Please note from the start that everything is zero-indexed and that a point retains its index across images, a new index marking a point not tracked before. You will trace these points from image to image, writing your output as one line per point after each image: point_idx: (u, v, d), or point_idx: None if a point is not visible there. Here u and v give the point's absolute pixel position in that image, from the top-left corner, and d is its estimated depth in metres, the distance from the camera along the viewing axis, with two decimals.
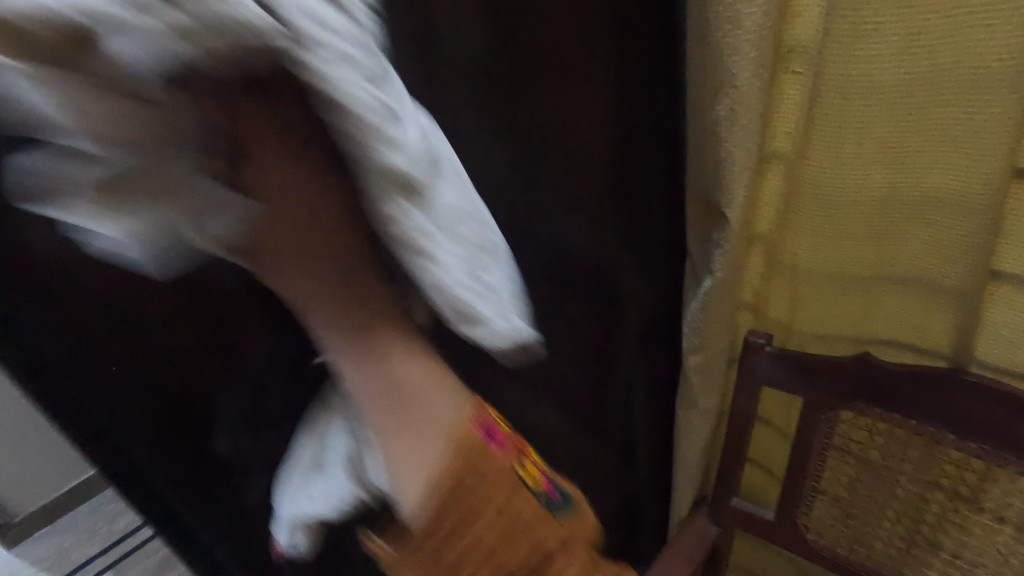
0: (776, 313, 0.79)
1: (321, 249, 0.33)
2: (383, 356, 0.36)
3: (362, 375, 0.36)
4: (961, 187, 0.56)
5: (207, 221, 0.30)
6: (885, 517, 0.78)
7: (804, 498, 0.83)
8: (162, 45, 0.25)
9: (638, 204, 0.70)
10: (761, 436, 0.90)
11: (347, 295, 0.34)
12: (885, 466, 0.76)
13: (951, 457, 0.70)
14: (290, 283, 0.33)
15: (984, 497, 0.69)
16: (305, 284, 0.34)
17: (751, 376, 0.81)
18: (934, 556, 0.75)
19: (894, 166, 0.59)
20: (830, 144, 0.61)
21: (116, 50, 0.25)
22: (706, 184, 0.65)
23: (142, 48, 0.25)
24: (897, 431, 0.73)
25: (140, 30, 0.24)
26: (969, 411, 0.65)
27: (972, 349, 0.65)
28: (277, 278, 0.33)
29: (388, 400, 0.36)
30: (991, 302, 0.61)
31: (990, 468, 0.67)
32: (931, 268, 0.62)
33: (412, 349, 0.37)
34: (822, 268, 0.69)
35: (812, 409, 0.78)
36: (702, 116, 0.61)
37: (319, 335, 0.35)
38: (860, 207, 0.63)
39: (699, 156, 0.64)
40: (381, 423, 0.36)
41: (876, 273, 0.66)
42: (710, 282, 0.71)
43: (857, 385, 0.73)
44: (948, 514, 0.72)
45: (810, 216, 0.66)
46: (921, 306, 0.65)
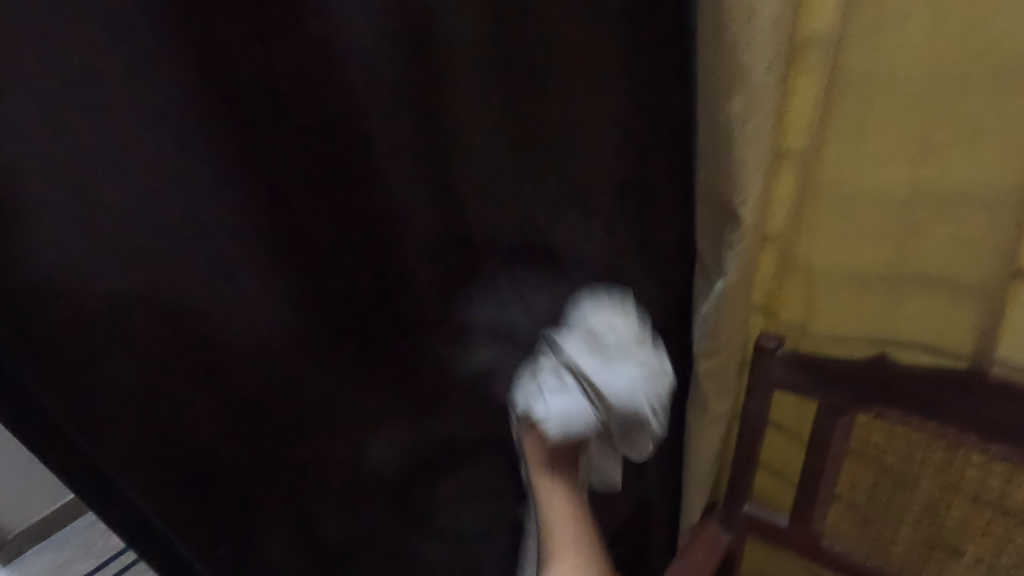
0: (789, 315, 0.76)
1: (563, 469, 0.63)
2: (563, 500, 0.62)
3: (556, 512, 0.61)
4: (985, 182, 0.53)
5: (572, 427, 0.60)
6: (903, 520, 0.76)
7: (820, 504, 0.81)
8: (582, 408, 0.60)
9: (647, 207, 0.68)
10: (773, 440, 0.88)
11: (571, 480, 0.63)
12: (902, 469, 0.74)
13: (972, 460, 0.68)
14: (550, 497, 0.62)
15: (1007, 500, 0.67)
16: (555, 499, 0.62)
17: (763, 380, 0.79)
18: (954, 560, 0.73)
19: (917, 161, 0.56)
20: (849, 137, 0.59)
21: (546, 413, 0.60)
22: (718, 184, 0.63)
23: (563, 411, 0.60)
24: (915, 435, 0.71)
25: (568, 405, 0.60)
26: (992, 414, 0.63)
27: (994, 350, 0.62)
28: (548, 500, 0.62)
29: (565, 529, 0.60)
30: (1013, 302, 0.57)
31: (1013, 471, 0.65)
32: (953, 267, 0.60)
33: (569, 494, 0.63)
34: (838, 267, 0.67)
35: (827, 413, 0.75)
36: (714, 114, 0.58)
37: (548, 488, 0.63)
38: (878, 204, 0.60)
39: (710, 155, 0.62)
40: (560, 547, 0.58)
41: (894, 273, 0.64)
42: (722, 285, 0.68)
43: (874, 388, 0.71)
44: (969, 517, 0.71)
45: (826, 214, 0.64)
46: (942, 305, 0.63)
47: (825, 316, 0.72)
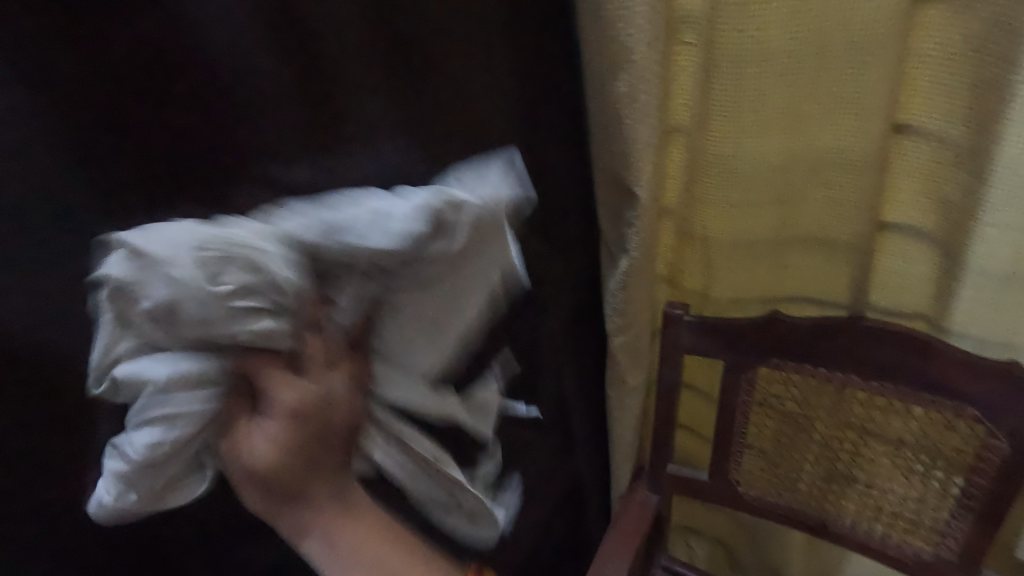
0: (692, 283, 0.80)
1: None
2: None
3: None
4: (849, 144, 0.58)
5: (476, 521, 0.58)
6: (805, 461, 0.83)
7: (734, 456, 0.87)
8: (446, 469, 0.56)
9: (549, 190, 0.67)
10: (688, 402, 0.92)
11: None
12: (802, 414, 0.80)
13: (859, 398, 0.75)
14: None
15: (889, 428, 0.75)
16: None
17: (673, 346, 0.82)
18: (851, 489, 0.81)
19: (790, 131, 0.60)
20: (729, 114, 0.60)
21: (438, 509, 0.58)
22: (613, 162, 0.64)
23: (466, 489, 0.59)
24: (811, 381, 0.77)
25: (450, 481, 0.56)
26: (873, 354, 0.70)
27: (867, 296, 0.69)
28: None
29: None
30: (882, 251, 0.65)
31: (892, 402, 0.73)
32: (829, 225, 0.64)
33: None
34: (728, 236, 0.70)
35: (735, 370, 0.80)
36: (602, 94, 0.59)
37: None
38: (761, 174, 0.63)
39: (604, 134, 0.62)
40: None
41: (780, 235, 0.68)
42: (627, 262, 0.70)
43: (773, 342, 0.76)
44: (859, 449, 0.78)
45: (715, 188, 0.66)
46: (823, 262, 0.68)
47: (724, 282, 0.76)
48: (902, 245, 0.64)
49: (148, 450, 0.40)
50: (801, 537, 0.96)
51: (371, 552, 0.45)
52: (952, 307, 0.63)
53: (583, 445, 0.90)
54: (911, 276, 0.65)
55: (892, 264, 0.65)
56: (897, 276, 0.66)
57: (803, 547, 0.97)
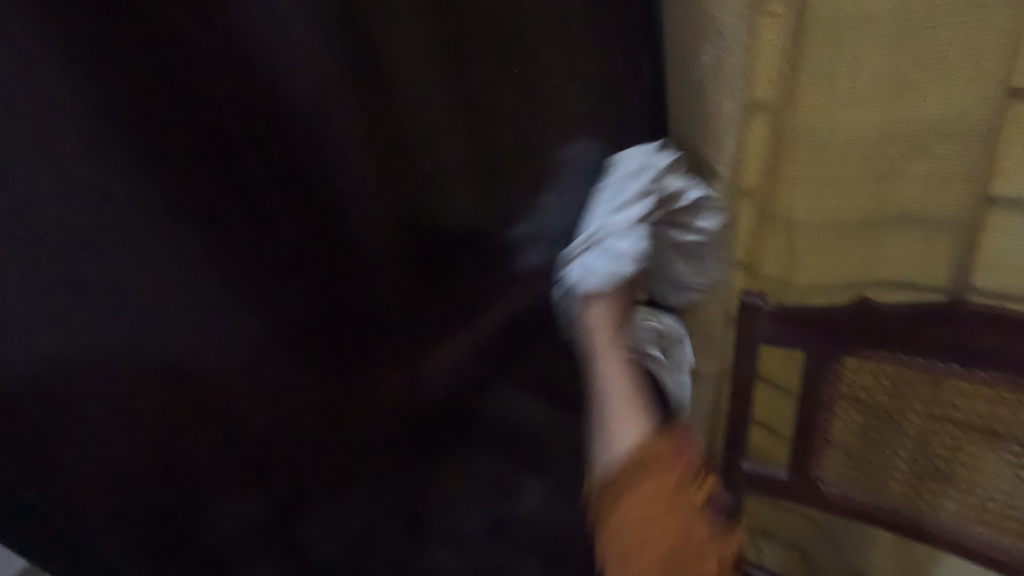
0: (771, 270, 0.76)
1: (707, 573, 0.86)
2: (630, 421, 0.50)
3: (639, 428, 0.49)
4: (957, 113, 0.54)
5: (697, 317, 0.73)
6: (897, 456, 0.78)
7: (817, 452, 0.83)
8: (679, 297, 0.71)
9: None
10: (764, 396, 0.89)
11: None
12: (892, 408, 0.76)
13: (961, 389, 0.70)
14: None
15: (995, 423, 0.69)
16: None
17: (750, 336, 0.79)
18: (950, 489, 0.75)
19: (891, 102, 0.56)
20: (822, 85, 0.58)
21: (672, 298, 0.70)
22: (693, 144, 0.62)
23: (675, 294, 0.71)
24: (903, 371, 0.72)
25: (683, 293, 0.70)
26: (976, 341, 0.65)
27: (972, 278, 0.64)
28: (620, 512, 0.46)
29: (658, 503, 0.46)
30: (988, 229, 0.59)
31: (999, 394, 0.67)
32: (929, 203, 0.61)
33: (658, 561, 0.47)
34: (815, 217, 0.67)
35: (817, 361, 0.76)
36: (686, 70, 0.57)
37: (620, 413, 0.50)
38: (858, 148, 0.60)
39: (686, 113, 0.60)
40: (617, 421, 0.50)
41: (874, 215, 0.65)
42: (699, 245, 0.66)
43: (863, 331, 0.72)
44: (962, 445, 0.73)
45: (803, 163, 0.64)
46: (921, 245, 0.64)
47: (808, 267, 0.72)
48: (1013, 222, 0.58)
49: (590, 249, 0.52)
50: (890, 539, 0.90)
51: (621, 385, 0.51)
52: None
53: None
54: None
55: (1002, 242, 0.60)
56: (1006, 255, 0.60)
57: (892, 551, 0.91)
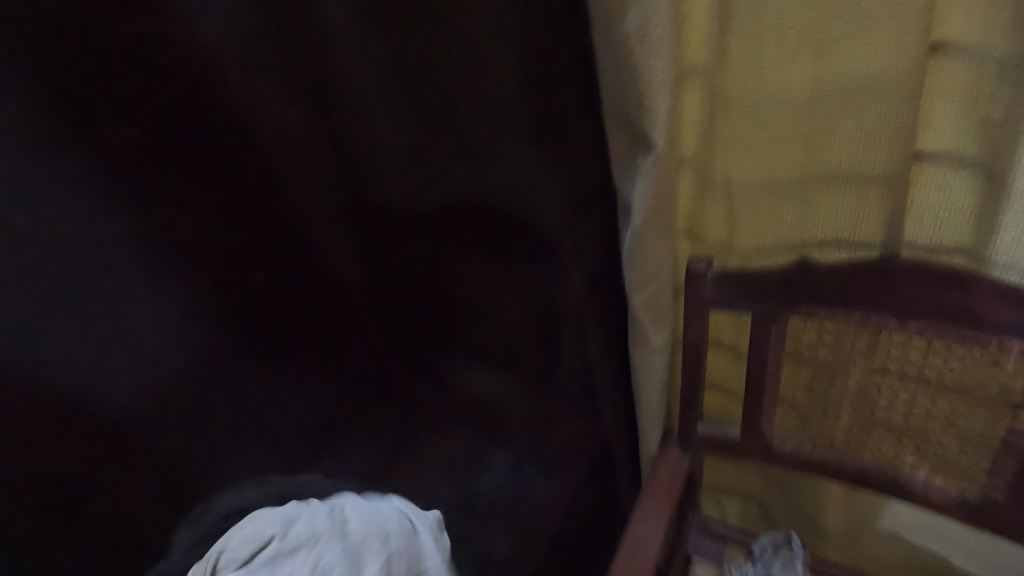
0: (715, 234, 0.76)
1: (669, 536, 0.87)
2: None
3: None
4: (882, 68, 0.54)
5: None
6: (841, 412, 0.80)
7: (766, 411, 0.85)
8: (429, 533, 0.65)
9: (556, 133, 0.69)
10: (715, 358, 0.90)
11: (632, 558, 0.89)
12: (835, 364, 0.78)
13: (896, 341, 0.72)
14: None
15: (927, 370, 0.72)
16: None
17: (697, 301, 0.79)
18: (891, 436, 0.78)
19: (820, 57, 0.56)
20: (749, 44, 0.57)
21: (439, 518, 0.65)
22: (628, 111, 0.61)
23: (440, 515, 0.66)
24: (844, 328, 0.74)
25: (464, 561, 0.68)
26: (908, 293, 0.67)
27: (903, 232, 0.66)
28: None
29: None
30: (917, 182, 0.61)
31: (931, 343, 0.70)
32: (861, 160, 0.61)
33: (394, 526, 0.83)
34: (752, 179, 0.67)
35: (762, 322, 0.78)
36: (612, 34, 0.56)
37: None
38: (788, 107, 0.60)
39: (616, 78, 0.59)
40: None
41: (808, 174, 0.65)
42: (639, 209, 0.67)
43: (804, 290, 0.73)
44: (901, 394, 0.75)
45: (736, 125, 0.63)
46: (856, 203, 0.65)
47: (749, 229, 0.73)
48: (939, 174, 0.60)
49: None
50: (838, 491, 0.94)
51: None
52: (997, 233, 0.60)
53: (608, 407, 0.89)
54: (949, 206, 0.62)
55: (928, 194, 0.62)
56: (934, 207, 0.62)
57: (840, 501, 0.95)
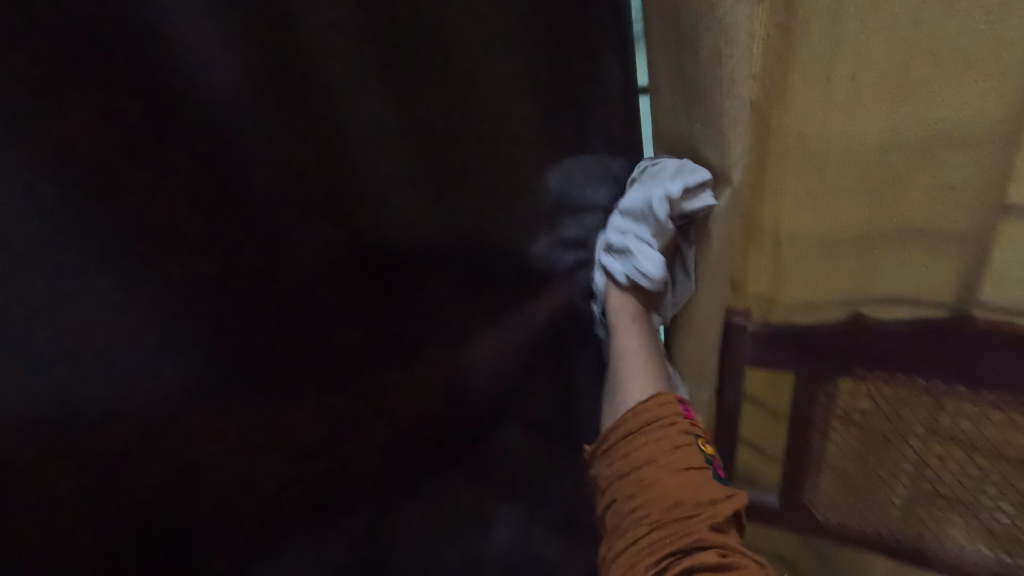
0: (755, 287, 0.67)
1: None
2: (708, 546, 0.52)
3: None
4: (975, 113, 0.46)
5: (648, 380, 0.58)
6: (897, 484, 0.71)
7: (811, 480, 0.77)
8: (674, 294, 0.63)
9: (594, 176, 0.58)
10: (749, 418, 0.82)
11: None
12: (893, 429, 0.69)
13: (965, 411, 0.63)
14: None
15: (1003, 445, 0.63)
16: None
17: (736, 360, 0.72)
18: (954, 513, 0.69)
19: (893, 103, 0.48)
20: (810, 88, 0.50)
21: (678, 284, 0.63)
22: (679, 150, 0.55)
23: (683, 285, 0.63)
24: (904, 394, 0.66)
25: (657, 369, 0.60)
26: (981, 363, 0.60)
27: (978, 291, 0.57)
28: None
29: None
30: (999, 239, 0.52)
31: (1007, 417, 0.61)
32: (937, 214, 0.53)
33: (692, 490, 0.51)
34: (803, 233, 0.59)
35: (810, 383, 0.70)
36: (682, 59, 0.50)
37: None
38: (856, 156, 0.52)
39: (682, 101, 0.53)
40: None
41: (872, 229, 0.57)
42: (696, 264, 0.61)
43: (858, 353, 0.66)
44: (967, 467, 0.66)
45: (791, 174, 0.55)
46: (925, 259, 0.57)
47: (797, 285, 0.64)
48: None
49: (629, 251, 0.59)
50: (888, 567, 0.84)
51: None
52: None
53: None
54: None
55: (1011, 253, 0.53)
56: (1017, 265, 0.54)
57: None
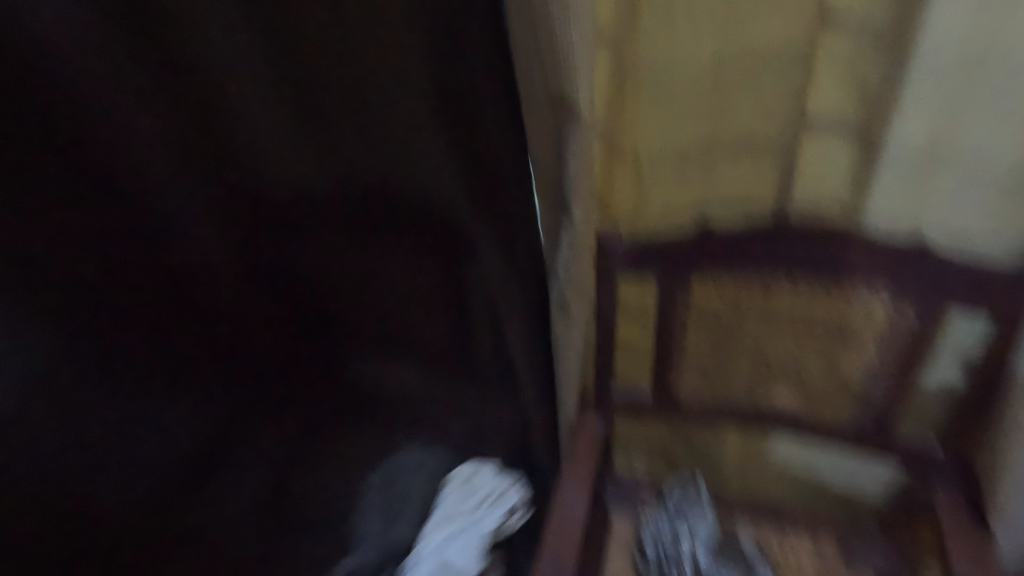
0: (622, 204, 0.77)
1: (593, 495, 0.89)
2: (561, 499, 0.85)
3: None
4: (776, 37, 0.58)
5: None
6: (738, 361, 0.86)
7: (673, 370, 0.89)
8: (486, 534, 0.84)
9: None
10: (624, 325, 0.93)
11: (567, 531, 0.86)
12: (732, 320, 0.83)
13: (784, 294, 0.78)
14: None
15: (815, 319, 0.79)
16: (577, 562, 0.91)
17: (608, 271, 0.79)
18: (782, 381, 0.86)
19: (721, 24, 0.58)
20: (659, 8, 0.58)
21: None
22: (558, 75, 0.61)
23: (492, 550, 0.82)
24: (740, 287, 0.79)
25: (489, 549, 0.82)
26: (791, 251, 0.73)
27: (790, 193, 0.71)
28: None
29: None
30: (806, 146, 0.65)
31: (815, 295, 0.76)
32: (758, 125, 0.64)
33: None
34: (660, 149, 0.68)
35: (670, 287, 0.80)
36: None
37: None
38: (695, 75, 0.62)
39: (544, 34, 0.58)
40: None
41: (711, 141, 0.66)
42: (574, 178, 0.67)
43: (705, 254, 0.76)
44: (789, 343, 0.82)
45: (647, 92, 0.64)
46: (751, 166, 0.68)
47: (656, 197, 0.74)
48: (825, 139, 0.64)
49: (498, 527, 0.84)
50: (736, 436, 1.02)
51: None
52: (870, 190, 0.67)
53: (528, 364, 0.92)
54: (829, 169, 0.67)
55: (812, 157, 0.66)
56: (818, 169, 0.67)
57: (736, 443, 1.03)
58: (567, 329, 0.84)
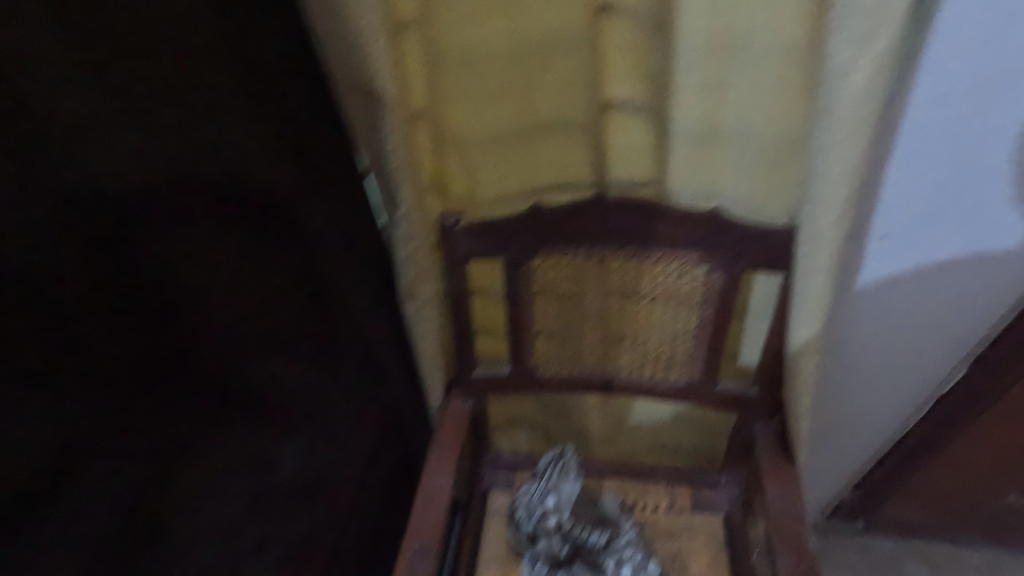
0: (457, 189, 0.79)
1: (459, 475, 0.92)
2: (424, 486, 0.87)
3: None
4: (560, 27, 0.62)
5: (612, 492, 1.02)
6: (585, 331, 0.92)
7: (527, 346, 0.94)
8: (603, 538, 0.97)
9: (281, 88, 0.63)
10: (480, 307, 0.96)
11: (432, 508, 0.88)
12: (574, 293, 0.89)
13: (614, 265, 0.85)
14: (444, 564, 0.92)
15: (643, 287, 0.86)
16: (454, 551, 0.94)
17: (452, 256, 0.82)
18: (625, 346, 0.93)
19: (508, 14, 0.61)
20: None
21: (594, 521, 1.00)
22: (358, 65, 0.61)
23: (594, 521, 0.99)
24: (575, 261, 0.85)
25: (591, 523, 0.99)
26: (611, 226, 0.79)
27: (608, 173, 0.77)
28: None
29: None
30: (610, 128, 0.72)
31: (640, 264, 0.84)
32: (564, 110, 0.69)
33: None
34: (480, 134, 0.71)
35: (512, 267, 0.84)
36: None
37: None
38: (494, 63, 0.65)
39: (336, 27, 0.59)
40: None
41: (524, 126, 0.71)
42: (393, 166, 0.68)
43: (538, 233, 0.81)
44: (625, 310, 0.89)
45: (455, 80, 0.66)
46: (566, 149, 0.74)
47: (487, 181, 0.77)
48: (626, 121, 0.71)
49: None
50: (596, 400, 1.09)
51: None
52: (668, 168, 0.73)
53: (388, 356, 0.92)
54: (635, 147, 0.73)
55: (618, 138, 0.73)
56: (626, 150, 0.74)
57: (598, 408, 1.11)
58: (417, 316, 0.85)
